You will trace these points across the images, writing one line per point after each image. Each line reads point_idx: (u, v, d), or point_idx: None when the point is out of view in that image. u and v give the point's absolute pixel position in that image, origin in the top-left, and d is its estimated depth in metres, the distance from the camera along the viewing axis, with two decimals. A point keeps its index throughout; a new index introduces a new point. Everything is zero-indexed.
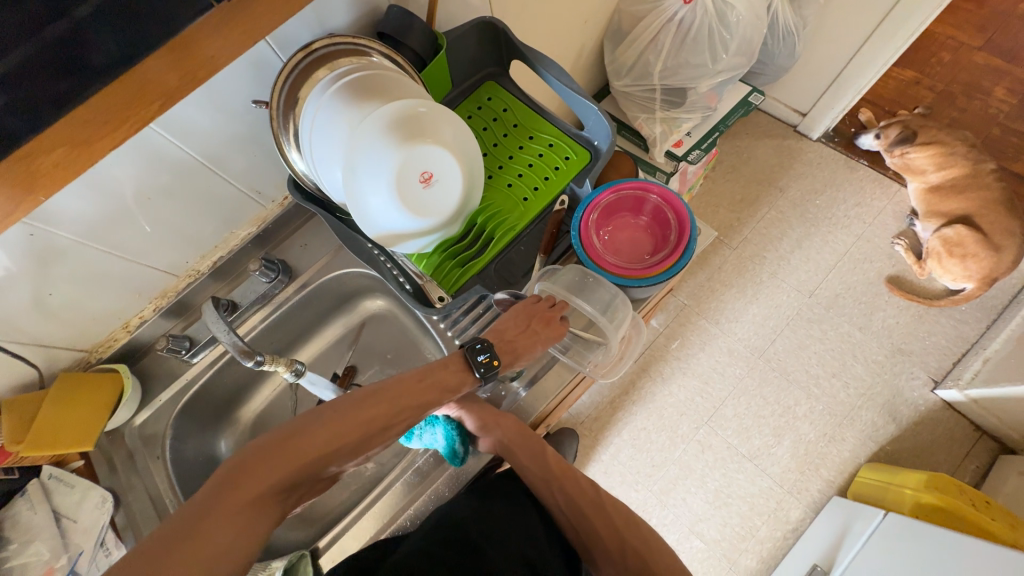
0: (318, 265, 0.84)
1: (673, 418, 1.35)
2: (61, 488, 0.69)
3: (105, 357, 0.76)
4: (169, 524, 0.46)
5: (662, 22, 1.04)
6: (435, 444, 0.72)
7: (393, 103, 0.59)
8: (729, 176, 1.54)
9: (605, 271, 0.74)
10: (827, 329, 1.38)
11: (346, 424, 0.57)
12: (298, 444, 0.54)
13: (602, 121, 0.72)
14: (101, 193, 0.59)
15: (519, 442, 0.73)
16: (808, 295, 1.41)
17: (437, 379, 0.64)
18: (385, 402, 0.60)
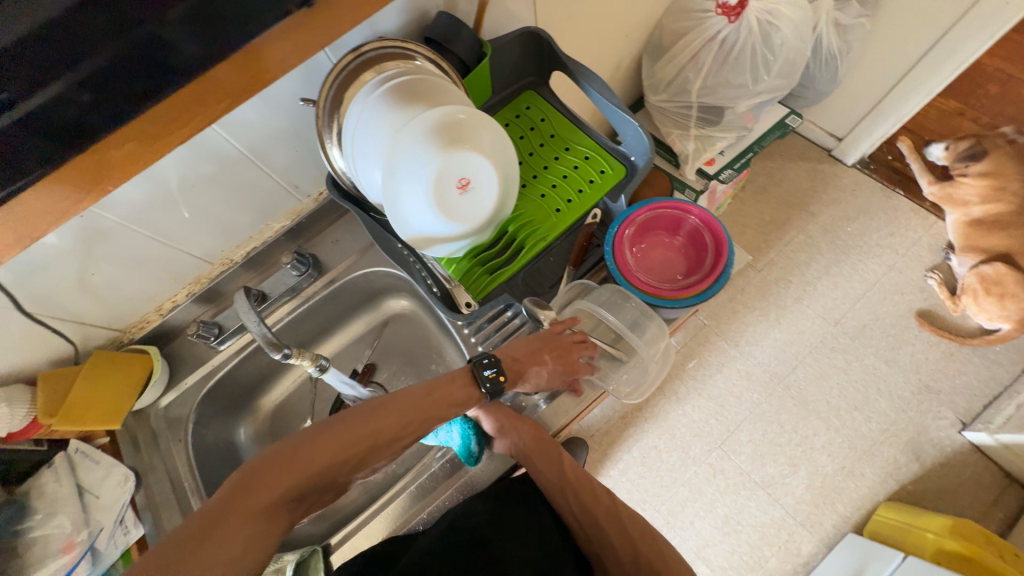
0: (346, 262, 0.84)
1: (685, 439, 1.32)
2: (87, 463, 0.71)
3: (137, 338, 0.78)
4: (183, 528, 0.46)
5: (704, 40, 1.03)
6: (450, 442, 0.72)
7: (438, 108, 0.60)
8: (758, 197, 1.52)
9: (636, 288, 0.73)
10: (851, 360, 1.34)
11: (357, 435, 0.58)
12: (313, 450, 0.55)
13: (640, 136, 0.71)
14: (147, 183, 0.61)
15: (535, 448, 0.73)
16: (833, 323, 1.38)
17: (443, 394, 0.65)
18: (397, 412, 0.62)
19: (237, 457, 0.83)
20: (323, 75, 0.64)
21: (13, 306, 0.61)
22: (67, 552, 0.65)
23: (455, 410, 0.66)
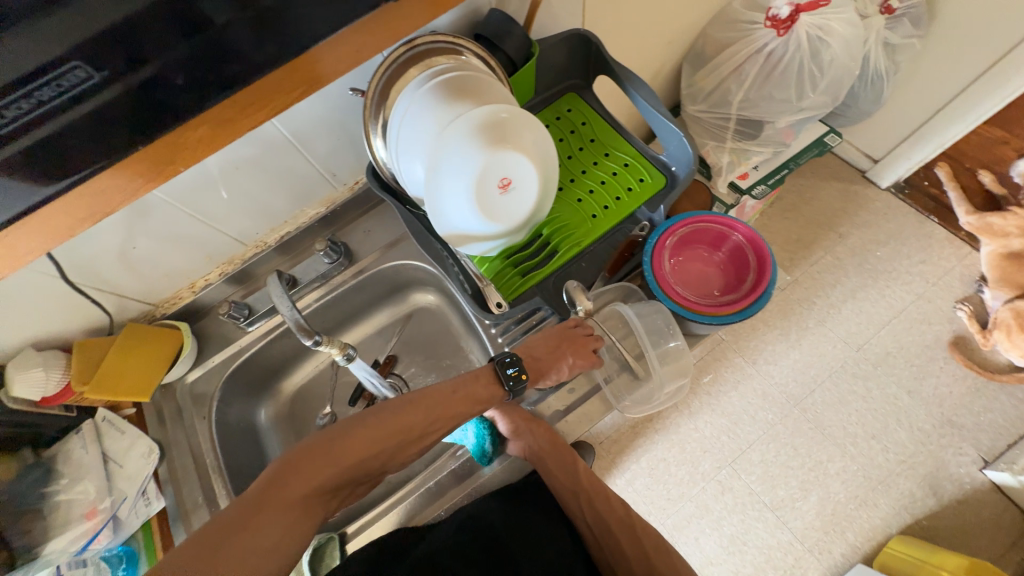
0: (377, 253, 0.84)
1: (695, 454, 1.30)
2: (113, 432, 0.73)
3: (168, 313, 0.79)
4: (221, 518, 0.47)
5: (750, 52, 1.01)
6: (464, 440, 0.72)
7: (486, 106, 0.59)
8: (786, 213, 1.49)
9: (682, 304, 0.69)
10: (871, 387, 1.31)
11: (385, 430, 0.59)
12: (344, 445, 0.56)
13: (685, 147, 0.70)
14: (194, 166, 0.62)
15: (549, 451, 0.72)
16: (855, 349, 1.35)
17: (469, 392, 0.64)
18: (424, 409, 0.61)
19: (258, 438, 0.83)
20: (372, 66, 0.65)
21: (57, 275, 0.62)
22: (90, 518, 0.66)
23: (479, 408, 0.65)
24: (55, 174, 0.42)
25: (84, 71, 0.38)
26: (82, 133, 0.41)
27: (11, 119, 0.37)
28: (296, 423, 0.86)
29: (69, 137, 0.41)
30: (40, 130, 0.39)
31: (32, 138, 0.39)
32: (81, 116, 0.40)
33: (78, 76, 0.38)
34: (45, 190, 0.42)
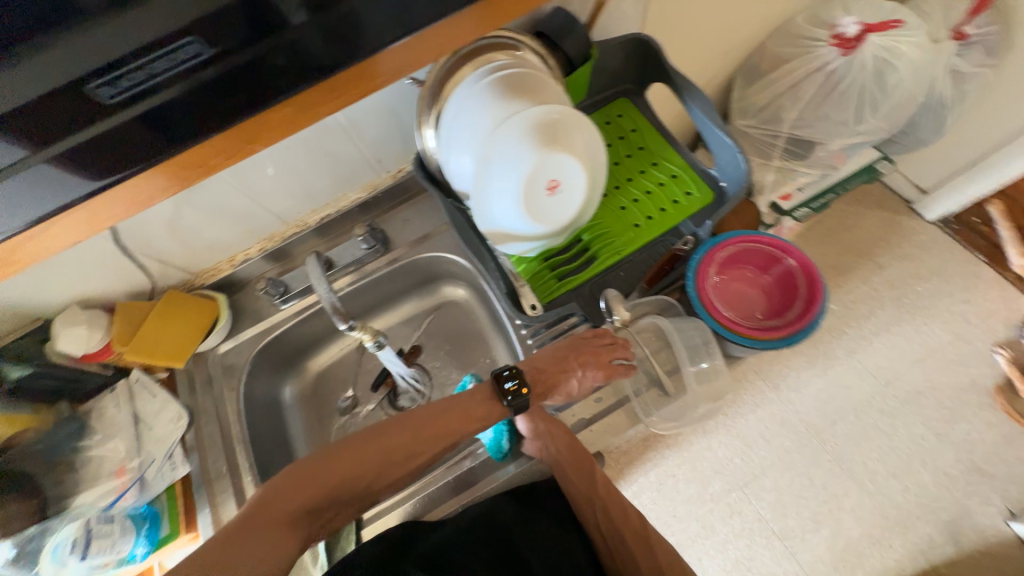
0: (413, 242, 0.84)
1: (706, 473, 1.26)
2: (145, 394, 0.75)
3: (207, 284, 0.81)
4: (212, 539, 0.50)
5: (808, 71, 0.98)
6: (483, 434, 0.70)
7: (543, 106, 0.58)
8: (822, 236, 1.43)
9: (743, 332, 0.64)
10: (897, 425, 1.27)
11: (372, 450, 0.59)
12: (331, 465, 0.57)
13: (738, 161, 0.67)
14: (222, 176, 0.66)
15: (565, 453, 0.66)
16: (883, 384, 1.30)
17: (461, 410, 0.62)
18: (412, 428, 0.61)
19: (281, 414, 0.84)
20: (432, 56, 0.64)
21: (110, 237, 0.64)
22: (119, 476, 0.68)
23: (476, 426, 0.63)
24: (132, 151, 0.43)
25: (195, 50, 0.39)
26: (180, 111, 0.42)
27: (122, 90, 0.39)
28: (319, 403, 0.86)
29: (166, 115, 0.42)
30: (139, 104, 0.41)
31: (128, 113, 0.41)
32: (180, 94, 0.42)
33: (189, 54, 0.39)
34: (116, 169, 0.43)
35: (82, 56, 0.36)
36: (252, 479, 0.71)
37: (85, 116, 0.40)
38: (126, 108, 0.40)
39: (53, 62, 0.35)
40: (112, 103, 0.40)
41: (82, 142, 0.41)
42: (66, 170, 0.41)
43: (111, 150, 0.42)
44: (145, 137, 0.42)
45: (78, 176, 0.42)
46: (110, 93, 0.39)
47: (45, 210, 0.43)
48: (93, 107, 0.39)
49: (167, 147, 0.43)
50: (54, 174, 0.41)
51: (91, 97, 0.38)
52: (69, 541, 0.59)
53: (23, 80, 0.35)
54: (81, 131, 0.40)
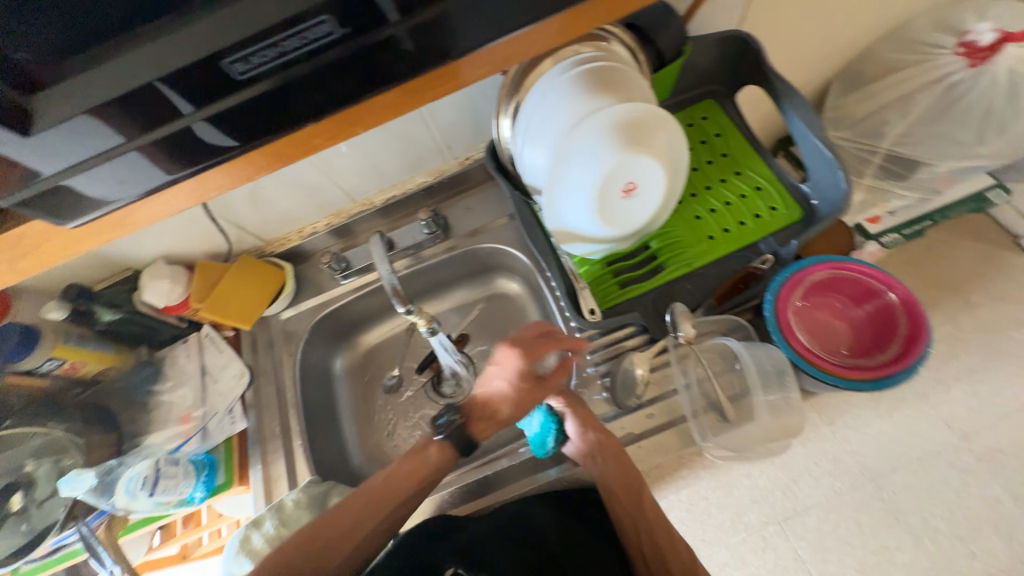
0: (474, 231, 0.84)
1: (740, 502, 0.88)
2: (213, 349, 0.80)
3: (277, 251, 0.84)
4: None
5: (927, 80, 0.89)
6: (528, 427, 0.64)
7: (631, 104, 0.55)
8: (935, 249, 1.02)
9: (848, 380, 0.52)
10: (973, 482, 0.84)
11: (322, 529, 0.59)
12: (283, 553, 0.57)
13: (836, 180, 0.61)
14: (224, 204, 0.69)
15: (614, 468, 0.58)
16: (959, 437, 0.88)
17: (405, 470, 0.62)
18: (360, 502, 0.60)
19: (331, 384, 0.87)
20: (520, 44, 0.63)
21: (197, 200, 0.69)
22: (184, 423, 0.74)
23: (425, 484, 0.62)
24: (224, 140, 0.39)
25: (328, 26, 0.33)
26: (300, 92, 0.37)
27: (255, 66, 0.35)
28: (366, 378, 0.88)
29: (287, 97, 0.37)
30: (260, 85, 0.36)
31: (240, 97, 0.36)
32: (306, 75, 0.36)
33: (322, 31, 0.34)
34: (212, 156, 0.40)
35: (201, 34, 0.32)
36: (301, 443, 0.74)
37: (193, 99, 0.35)
38: (236, 91, 0.36)
39: (173, 41, 0.32)
40: (243, 79, 0.35)
41: (179, 133, 0.37)
42: (153, 159, 0.38)
43: (197, 143, 0.38)
44: (252, 114, 0.38)
45: (158, 166, 0.39)
46: (241, 69, 0.34)
47: (137, 193, 0.41)
48: (199, 93, 0.35)
49: (264, 136, 0.39)
50: (144, 163, 0.38)
51: (223, 72, 0.34)
52: (139, 477, 0.64)
53: (140, 59, 0.33)
54: (180, 119, 0.36)
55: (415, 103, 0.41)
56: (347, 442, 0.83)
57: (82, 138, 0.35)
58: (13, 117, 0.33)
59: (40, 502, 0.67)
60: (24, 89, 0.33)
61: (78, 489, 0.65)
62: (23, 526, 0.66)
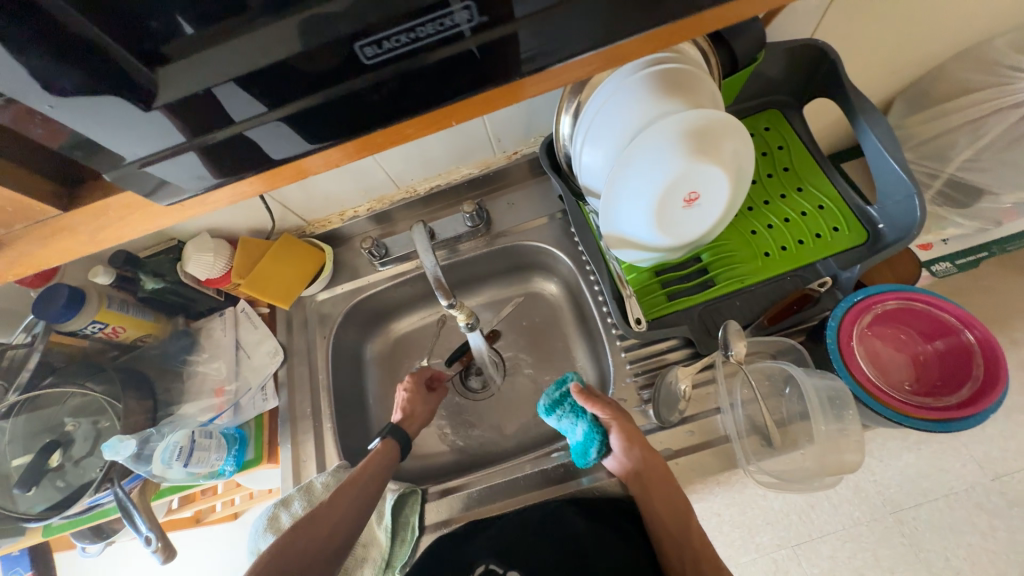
0: (515, 228, 0.82)
1: (755, 521, 0.95)
2: (248, 324, 0.81)
3: (317, 232, 0.84)
4: None
5: (1003, 105, 0.84)
6: (570, 434, 0.62)
7: (703, 109, 0.53)
8: (987, 283, 0.96)
9: (903, 416, 0.50)
10: (998, 524, 0.87)
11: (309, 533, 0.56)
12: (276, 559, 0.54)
13: (910, 207, 0.58)
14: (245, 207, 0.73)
15: (659, 488, 0.56)
16: (990, 477, 0.88)
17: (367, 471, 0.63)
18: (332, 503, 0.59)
19: (360, 369, 0.87)
20: None
21: None
22: (217, 395, 0.75)
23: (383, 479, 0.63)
24: (300, 142, 0.36)
25: (470, 13, 0.30)
26: (428, 80, 0.34)
27: (385, 51, 0.31)
28: (395, 365, 0.88)
29: (410, 85, 0.34)
30: (387, 73, 0.33)
31: (350, 87, 0.33)
32: (430, 67, 0.33)
33: (462, 18, 0.30)
34: (291, 152, 0.37)
35: (291, 31, 0.30)
36: (330, 427, 0.74)
37: (277, 95, 0.33)
38: (344, 83, 0.33)
39: (257, 38, 0.30)
40: (373, 64, 0.32)
41: (229, 139, 0.35)
42: (209, 162, 0.36)
43: (244, 145, 0.36)
44: (343, 107, 0.34)
45: (219, 162, 0.37)
46: (371, 53, 0.31)
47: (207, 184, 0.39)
48: (278, 90, 0.33)
49: (346, 137, 0.37)
50: (196, 163, 0.36)
51: (352, 56, 0.31)
52: (175, 447, 0.64)
53: (235, 50, 0.30)
54: (229, 126, 0.34)
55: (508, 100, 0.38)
56: (372, 429, 0.83)
57: (141, 136, 0.33)
58: (132, 88, 0.30)
59: (75, 460, 0.68)
60: (149, 60, 0.30)
61: (120, 454, 0.62)
62: (59, 483, 0.67)
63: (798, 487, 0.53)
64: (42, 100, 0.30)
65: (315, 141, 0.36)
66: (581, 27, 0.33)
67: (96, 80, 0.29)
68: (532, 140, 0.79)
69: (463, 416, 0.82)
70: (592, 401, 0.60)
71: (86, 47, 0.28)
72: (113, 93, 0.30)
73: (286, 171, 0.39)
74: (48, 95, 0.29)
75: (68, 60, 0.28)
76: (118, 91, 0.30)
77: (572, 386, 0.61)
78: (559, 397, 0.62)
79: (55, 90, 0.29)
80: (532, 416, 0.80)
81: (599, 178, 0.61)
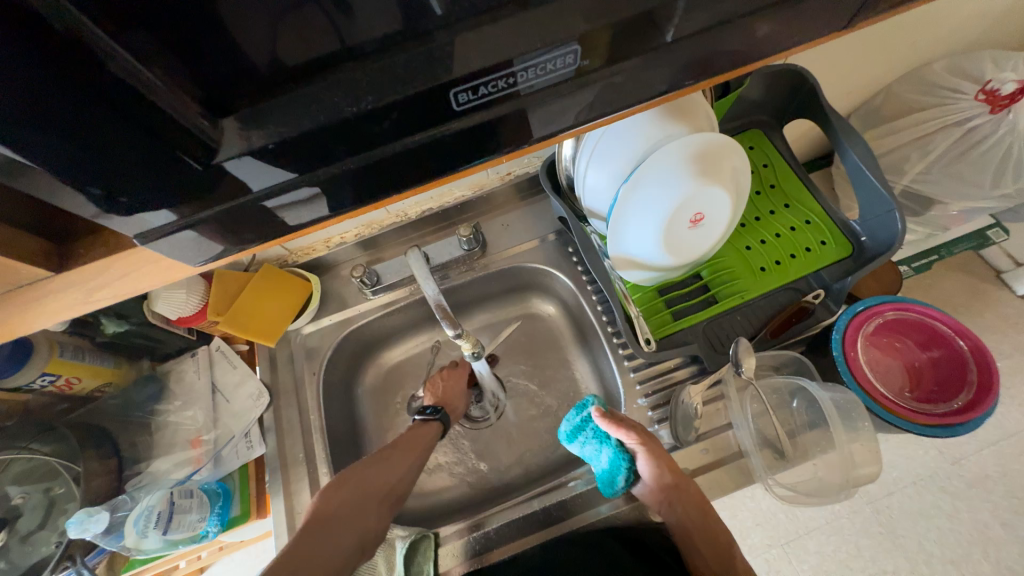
0: (512, 249, 0.80)
1: (745, 523, 0.97)
2: (225, 364, 0.74)
3: (299, 262, 0.79)
4: (286, 551, 0.49)
5: (947, 123, 0.89)
6: (594, 462, 0.61)
7: (705, 134, 0.54)
8: (944, 285, 1.03)
9: (911, 423, 0.53)
10: (968, 509, 0.92)
11: (385, 464, 0.60)
12: (358, 481, 0.57)
13: (891, 222, 0.61)
14: None
15: (691, 511, 0.56)
16: (950, 462, 0.94)
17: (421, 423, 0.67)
18: (400, 444, 0.63)
19: (353, 405, 0.81)
20: None
21: None
22: (194, 447, 0.68)
23: (434, 432, 0.67)
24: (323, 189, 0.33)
25: (573, 57, 0.31)
26: (510, 126, 0.34)
27: (479, 97, 0.32)
28: (387, 397, 0.83)
29: (494, 131, 0.34)
30: (472, 121, 0.33)
31: (439, 131, 0.33)
32: (504, 117, 0.33)
33: (565, 62, 0.31)
34: (309, 198, 0.34)
35: (345, 89, 0.30)
36: (326, 471, 0.69)
37: (342, 148, 0.32)
38: (427, 130, 0.32)
39: (309, 93, 0.30)
40: (463, 109, 0.32)
41: (234, 210, 0.33)
42: (219, 236, 0.35)
43: (258, 208, 0.34)
44: (389, 155, 0.33)
45: (223, 216, 0.33)
46: (464, 100, 0.31)
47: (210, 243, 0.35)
48: (346, 144, 0.32)
49: (399, 189, 0.36)
50: (199, 241, 0.34)
51: (444, 103, 0.31)
52: (151, 513, 0.57)
53: (292, 104, 0.30)
54: (243, 195, 0.33)
55: (543, 142, 0.37)
56: None
57: (150, 214, 0.31)
58: (164, 125, 0.28)
59: (23, 536, 0.59)
60: (206, 109, 0.29)
61: (89, 531, 0.55)
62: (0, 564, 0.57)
63: (815, 500, 0.54)
64: (40, 138, 0.25)
65: (346, 183, 0.34)
66: (612, 62, 0.32)
67: (120, 119, 0.26)
68: (526, 161, 0.79)
69: (466, 447, 0.79)
70: (616, 425, 0.59)
71: (112, 80, 0.25)
72: (141, 135, 0.27)
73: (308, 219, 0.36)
74: (51, 139, 0.25)
75: (90, 94, 0.25)
76: (145, 131, 0.27)
77: (594, 411, 0.60)
78: (581, 421, 0.62)
79: (67, 132, 0.26)
80: (539, 442, 0.78)
81: (602, 199, 0.60)
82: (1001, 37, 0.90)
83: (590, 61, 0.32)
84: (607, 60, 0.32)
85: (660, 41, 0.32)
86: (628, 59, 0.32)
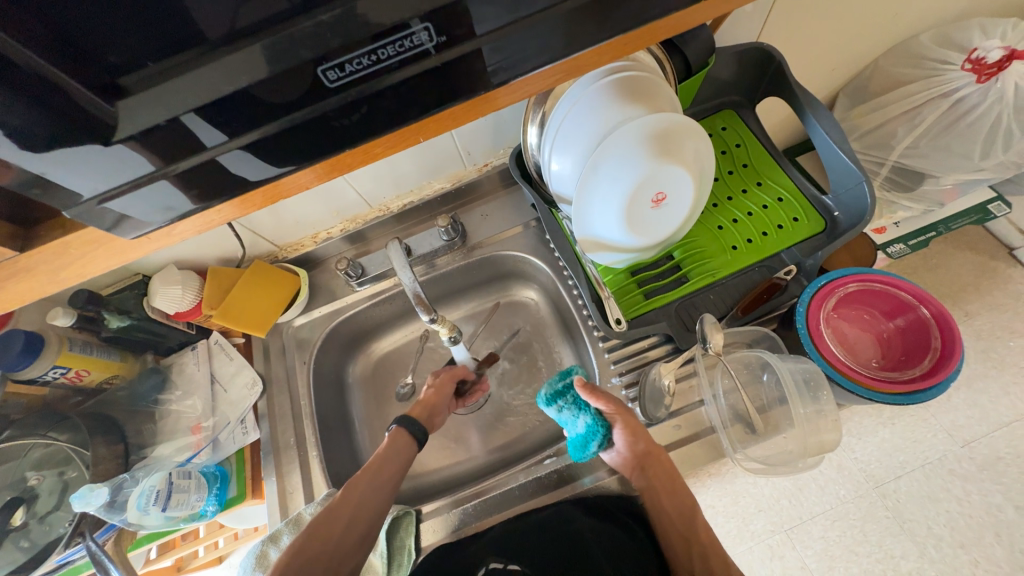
0: (491, 238, 0.83)
1: (748, 509, 0.96)
2: (222, 355, 0.78)
3: (289, 257, 0.84)
4: None
5: (934, 95, 0.86)
6: (570, 426, 0.63)
7: (661, 114, 0.54)
8: (944, 261, 1.00)
9: (871, 391, 0.54)
10: (971, 489, 0.90)
11: (352, 505, 0.58)
12: (323, 524, 0.56)
13: (861, 195, 0.61)
14: (218, 241, 0.75)
15: (661, 478, 0.58)
16: (960, 444, 0.92)
17: (397, 447, 0.64)
18: (372, 477, 0.60)
19: (345, 392, 0.85)
20: None
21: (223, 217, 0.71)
22: (194, 433, 0.72)
23: (410, 450, 0.65)
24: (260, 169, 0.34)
25: (429, 33, 0.30)
26: (393, 100, 0.32)
27: (349, 74, 0.30)
28: (378, 385, 0.87)
29: (379, 103, 0.32)
30: (350, 98, 0.31)
31: (318, 110, 0.31)
32: (398, 90, 0.32)
33: (420, 39, 0.30)
34: (239, 187, 0.35)
35: (223, 70, 0.28)
36: (316, 455, 0.72)
37: (237, 125, 0.31)
38: (310, 107, 0.31)
39: (196, 77, 0.28)
40: (334, 86, 0.30)
41: (187, 174, 0.32)
42: (177, 197, 0.34)
43: (212, 182, 0.34)
44: (300, 139, 0.33)
45: (163, 210, 0.34)
46: (335, 77, 0.30)
47: (154, 227, 0.36)
48: (238, 120, 0.31)
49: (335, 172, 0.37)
50: (168, 193, 0.33)
51: (316, 83, 0.30)
52: (151, 491, 0.62)
53: (178, 91, 0.29)
54: (189, 160, 0.32)
55: (487, 109, 0.37)
56: (361, 453, 0.81)
57: (92, 175, 0.30)
58: (90, 125, 0.28)
59: (41, 516, 0.64)
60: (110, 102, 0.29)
61: (92, 504, 0.59)
62: (23, 543, 0.62)
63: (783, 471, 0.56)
64: None
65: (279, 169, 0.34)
66: (516, 28, 0.31)
67: (47, 112, 0.27)
68: (501, 151, 0.80)
69: (454, 431, 0.81)
70: (594, 395, 0.62)
71: (38, 82, 0.26)
72: (61, 126, 0.28)
73: (252, 200, 0.37)
74: None
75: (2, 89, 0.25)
76: (75, 130, 0.28)
77: (577, 380, 0.63)
78: (563, 387, 0.63)
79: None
80: (522, 424, 0.80)
81: (567, 185, 0.62)
82: (993, 6, 0.86)
83: (489, 28, 0.30)
84: (510, 27, 0.31)
85: (565, 6, 0.31)
86: (532, 21, 0.31)
